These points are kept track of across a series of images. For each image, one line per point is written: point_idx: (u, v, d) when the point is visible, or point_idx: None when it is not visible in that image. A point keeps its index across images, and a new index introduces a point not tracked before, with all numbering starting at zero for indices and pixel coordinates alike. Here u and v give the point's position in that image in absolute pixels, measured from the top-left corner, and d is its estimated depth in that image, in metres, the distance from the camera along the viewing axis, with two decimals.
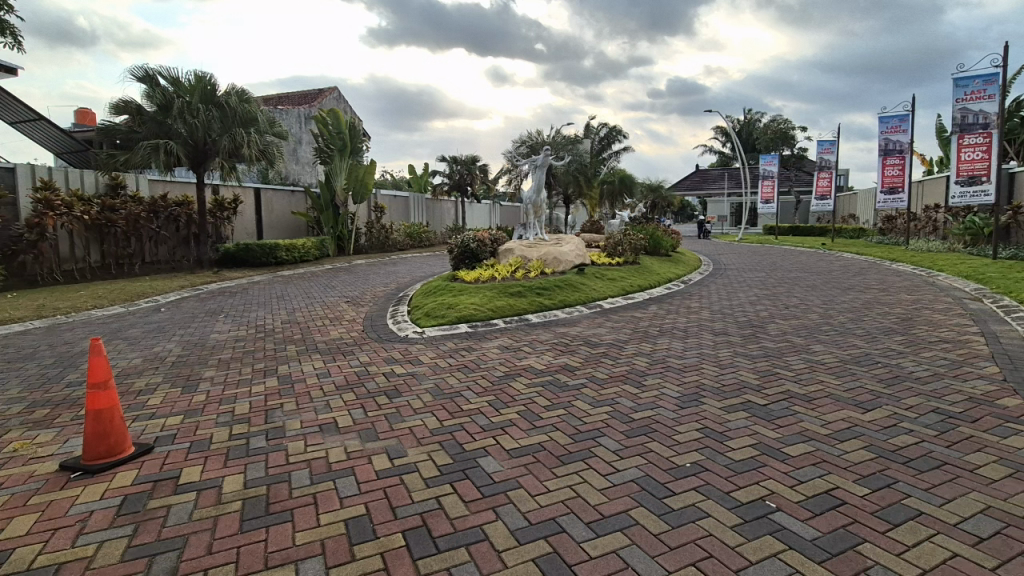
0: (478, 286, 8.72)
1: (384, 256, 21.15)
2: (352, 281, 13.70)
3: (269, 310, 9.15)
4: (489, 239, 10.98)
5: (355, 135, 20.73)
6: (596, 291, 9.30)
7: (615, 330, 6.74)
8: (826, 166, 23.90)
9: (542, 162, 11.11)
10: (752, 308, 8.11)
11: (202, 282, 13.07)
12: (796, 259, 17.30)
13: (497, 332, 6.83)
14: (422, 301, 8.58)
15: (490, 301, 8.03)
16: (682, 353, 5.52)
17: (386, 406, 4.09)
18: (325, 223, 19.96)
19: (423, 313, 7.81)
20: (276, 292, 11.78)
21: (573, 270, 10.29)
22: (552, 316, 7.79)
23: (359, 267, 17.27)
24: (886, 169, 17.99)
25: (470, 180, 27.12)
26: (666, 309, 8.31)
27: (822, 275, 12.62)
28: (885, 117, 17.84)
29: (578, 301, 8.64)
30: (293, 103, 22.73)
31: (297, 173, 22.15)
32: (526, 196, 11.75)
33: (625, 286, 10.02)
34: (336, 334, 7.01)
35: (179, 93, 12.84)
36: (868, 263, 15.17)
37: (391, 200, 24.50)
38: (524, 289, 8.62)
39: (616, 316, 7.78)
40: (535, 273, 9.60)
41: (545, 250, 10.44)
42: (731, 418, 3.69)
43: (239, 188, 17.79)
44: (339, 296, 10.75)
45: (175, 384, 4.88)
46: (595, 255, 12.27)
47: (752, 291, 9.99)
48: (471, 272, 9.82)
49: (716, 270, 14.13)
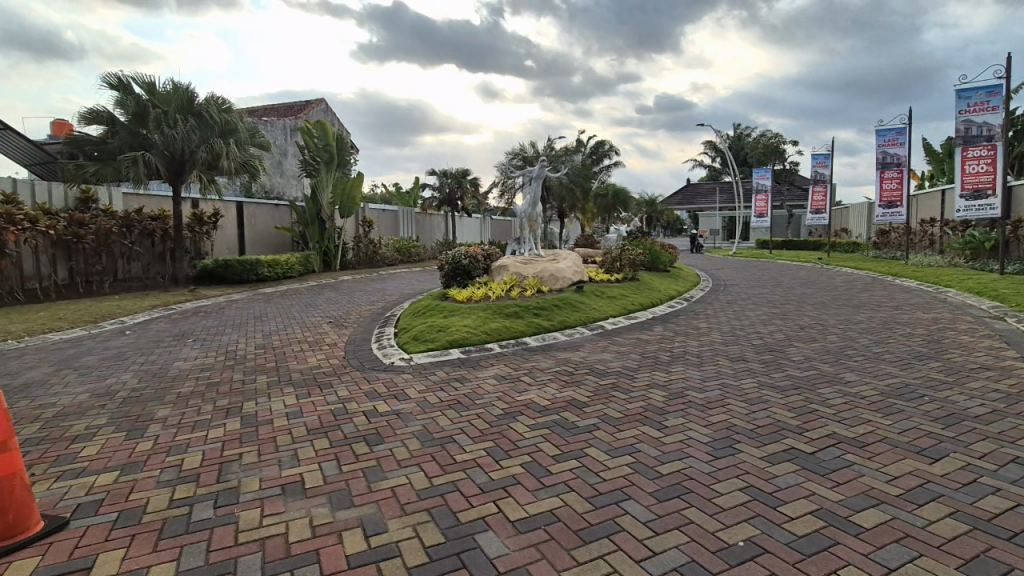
0: (471, 307, 8.11)
1: (372, 271, 20.46)
2: (338, 298, 13.02)
3: (243, 333, 8.44)
4: (481, 255, 10.39)
5: (342, 147, 20.20)
6: (597, 310, 8.74)
7: (622, 357, 6.14)
8: (820, 180, 23.73)
9: (537, 174, 10.58)
10: (765, 330, 7.58)
11: (176, 301, 12.33)
12: (795, 274, 16.91)
13: (493, 358, 6.21)
14: (410, 323, 7.95)
15: (484, 323, 7.42)
16: (702, 385, 4.92)
17: (364, 457, 3.45)
18: (311, 237, 19.31)
19: (412, 336, 7.17)
20: (255, 312, 11.07)
21: (571, 288, 9.73)
22: (552, 339, 7.18)
23: (346, 284, 16.61)
24: (884, 182, 17.76)
25: (460, 194, 26.65)
26: (673, 331, 7.75)
27: (827, 292, 12.18)
28: (883, 130, 17.66)
29: (579, 322, 8.06)
30: (278, 115, 22.14)
31: (283, 187, 21.50)
32: (520, 210, 11.18)
33: (626, 304, 9.48)
34: (314, 361, 6.35)
35: (155, 102, 12.11)
36: (871, 279, 14.78)
37: (379, 214, 23.91)
38: (520, 309, 8.02)
39: (621, 339, 7.18)
40: (531, 292, 9.02)
41: (541, 267, 9.88)
42: (778, 473, 3.10)
43: (220, 202, 17.10)
44: (321, 317, 10.07)
45: (119, 428, 4.20)
46: (593, 271, 11.73)
47: (760, 310, 9.47)
48: (463, 290, 9.23)
49: (716, 286, 13.66)
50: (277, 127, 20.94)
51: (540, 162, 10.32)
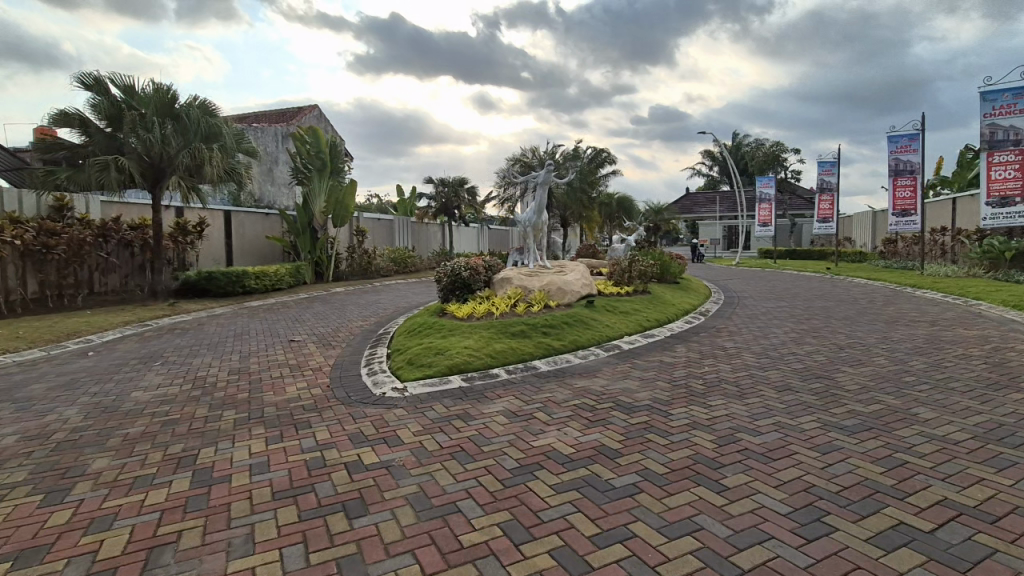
0: (472, 325, 7.30)
1: (366, 283, 19.63)
2: (329, 313, 12.20)
3: (219, 354, 7.58)
4: (482, 266, 9.60)
5: (335, 153, 19.46)
6: (610, 328, 7.95)
7: (648, 386, 5.33)
8: (827, 188, 23.13)
9: (543, 180, 9.75)
10: (801, 350, 6.80)
11: (153, 316, 11.46)
12: (807, 285, 16.21)
13: (500, 388, 5.38)
14: (405, 343, 7.13)
15: (487, 344, 6.61)
16: (753, 423, 4.12)
17: (341, 541, 2.62)
18: (302, 248, 18.51)
19: (406, 360, 6.34)
20: (238, 329, 10.21)
21: (581, 303, 8.95)
22: (566, 364, 6.36)
23: (338, 296, 15.80)
24: (898, 191, 17.17)
25: (457, 203, 25.93)
26: (698, 351, 6.96)
27: (850, 305, 11.47)
28: (895, 135, 16.97)
29: (592, 341, 7.28)
30: (269, 121, 21.38)
31: (274, 196, 20.68)
32: (525, 217, 10.39)
33: (641, 320, 8.72)
34: (293, 392, 5.52)
35: (132, 104, 11.33)
36: (890, 291, 14.10)
37: (374, 223, 23.12)
38: (527, 327, 7.22)
39: (643, 363, 6.37)
40: (538, 307, 8.23)
41: (548, 279, 9.10)
42: (900, 567, 2.30)
43: (205, 210, 16.29)
44: (308, 334, 9.22)
45: (37, 488, 3.36)
46: (601, 284, 10.97)
47: (787, 327, 8.70)
48: (463, 305, 8.44)
49: (730, 299, 12.92)
50: (268, 134, 20.15)
51: (547, 166, 9.49)
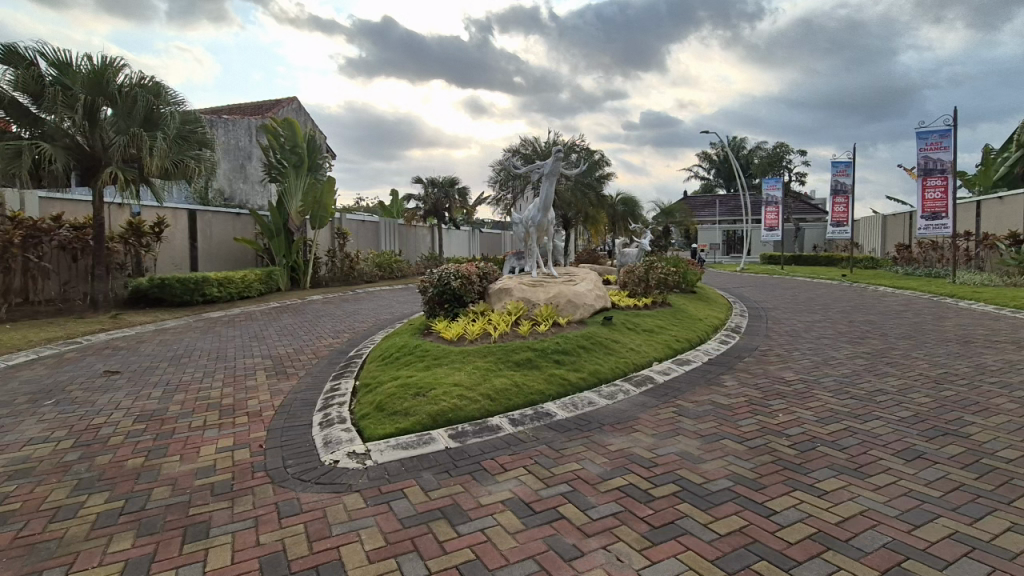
0: (464, 351, 5.69)
1: (347, 290, 17.98)
2: (297, 327, 10.52)
3: (137, 388, 5.87)
4: (476, 274, 8.01)
5: (314, 149, 17.82)
6: (636, 353, 6.39)
7: (715, 450, 3.75)
8: (841, 190, 21.83)
9: (550, 170, 7.93)
10: (888, 387, 5.30)
11: (88, 330, 9.74)
12: (832, 295, 14.80)
13: (505, 453, 3.76)
14: (374, 377, 5.51)
15: (483, 380, 4.99)
16: (917, 536, 2.57)
17: None
18: (276, 251, 16.82)
19: (374, 404, 4.68)
20: (182, 348, 8.49)
21: (595, 319, 7.40)
22: (590, 409, 4.76)
23: (313, 305, 14.14)
24: (927, 191, 15.89)
25: (448, 204, 24.30)
26: (756, 387, 5.41)
27: (896, 320, 10.02)
28: (924, 131, 15.59)
29: (617, 373, 5.71)
30: (244, 113, 19.66)
31: (247, 194, 18.91)
32: (527, 216, 8.73)
33: (669, 341, 7.20)
34: (208, 457, 3.88)
35: (62, 81, 10.16)
36: (928, 302, 12.73)
37: (358, 225, 21.45)
38: (535, 355, 5.62)
39: (692, 406, 4.79)
40: (545, 326, 6.66)
41: (556, 290, 7.53)
42: None
43: (164, 209, 14.56)
44: (263, 358, 7.51)
45: None
46: (615, 294, 9.43)
47: (844, 351, 7.21)
48: (453, 323, 6.85)
49: (755, 311, 11.42)
50: (240, 128, 18.47)
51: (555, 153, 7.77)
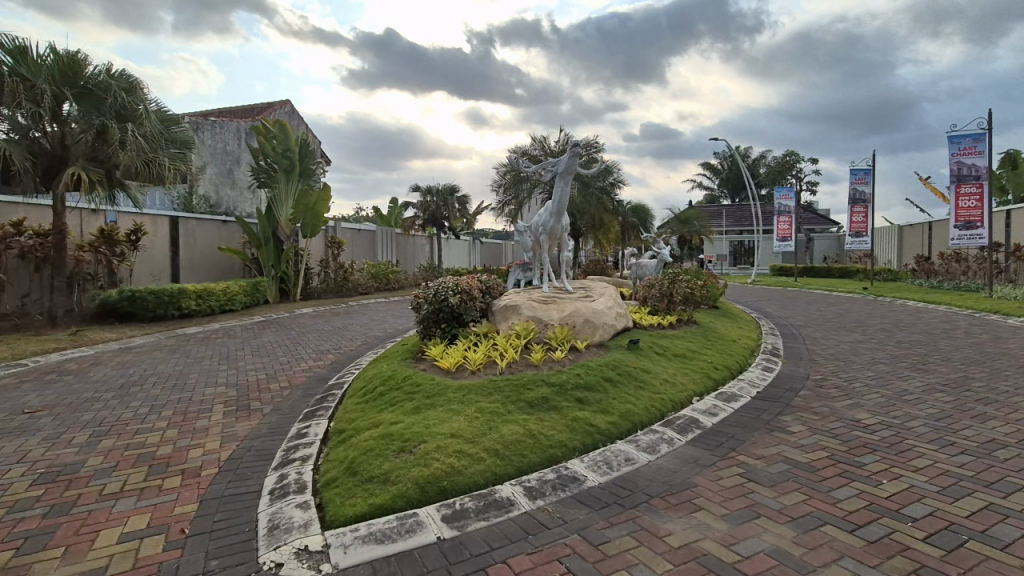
0: (465, 386, 4.56)
1: (340, 302, 16.90)
2: (277, 345, 9.40)
3: (58, 430, 4.75)
4: (478, 289, 6.90)
5: (306, 153, 16.78)
6: (673, 388, 5.27)
7: (821, 548, 2.63)
8: (860, 199, 20.82)
9: (565, 168, 6.83)
10: (1000, 435, 4.18)
11: (39, 349, 8.62)
12: (861, 311, 13.70)
13: (522, 550, 2.64)
14: (351, 421, 4.38)
15: (487, 429, 3.87)
16: None
17: None
18: (265, 261, 15.75)
19: (344, 464, 3.55)
20: (137, 372, 7.35)
21: (619, 343, 6.29)
22: (629, 469, 3.64)
23: (301, 320, 13.03)
24: (960, 200, 14.85)
25: (447, 213, 23.33)
26: (832, 435, 4.31)
27: (950, 341, 8.90)
28: (956, 135, 14.59)
29: (652, 417, 4.60)
30: (234, 116, 18.71)
31: (234, 201, 17.81)
32: (538, 220, 7.58)
33: (705, 370, 6.11)
34: (102, 552, 2.76)
35: (20, 71, 9.06)
36: (972, 319, 11.61)
37: (353, 233, 20.40)
38: (553, 393, 4.49)
39: (762, 467, 3.66)
40: (561, 353, 5.55)
41: (571, 308, 6.45)
42: None
43: (142, 215, 13.50)
44: (227, 387, 6.39)
45: None
46: (635, 312, 8.32)
47: (914, 382, 6.09)
48: (450, 349, 5.74)
49: (786, 330, 10.32)
50: (228, 130, 17.47)
51: (571, 146, 6.62)
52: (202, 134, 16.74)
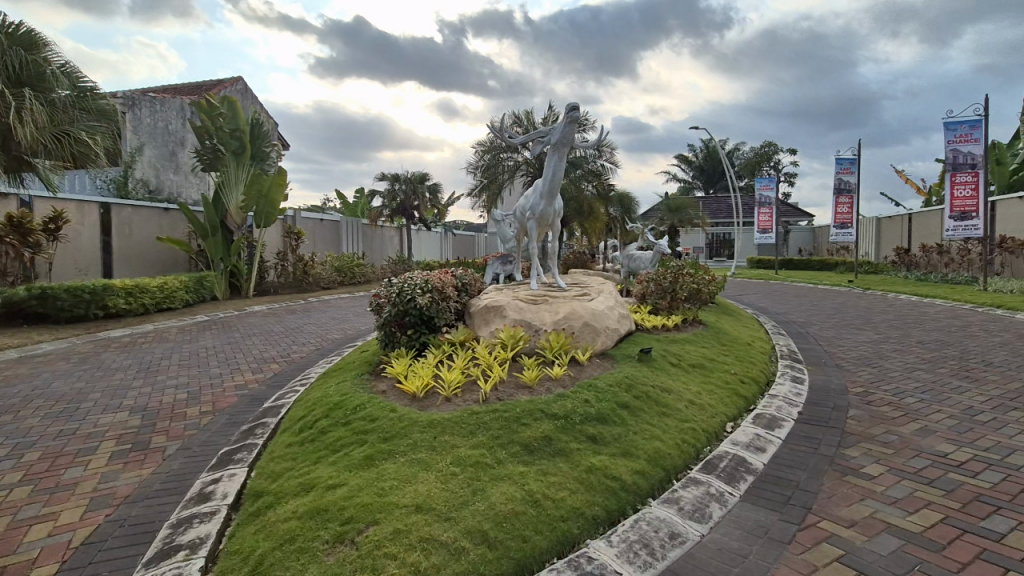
0: (438, 421, 3.32)
1: (300, 298, 15.37)
2: (212, 352, 7.92)
3: None
4: (452, 286, 5.66)
5: (257, 134, 15.13)
6: (702, 415, 4.15)
7: None
8: (845, 189, 20.26)
9: (561, 139, 5.63)
10: None
11: None
12: (859, 306, 12.98)
13: None
14: (275, 479, 3.10)
15: (469, 494, 2.66)
16: None
17: None
18: (213, 253, 14.07)
19: (249, 566, 2.30)
20: (22, 391, 5.82)
21: (626, 352, 5.14)
22: (680, 555, 2.49)
23: (252, 319, 11.53)
24: (955, 189, 14.25)
25: (416, 202, 22.14)
26: (928, 483, 3.26)
27: (973, 341, 8.06)
28: (952, 122, 13.92)
29: (686, 458, 3.47)
30: (178, 92, 16.86)
31: (178, 186, 15.97)
32: (524, 203, 6.37)
33: (730, 385, 5.03)
34: None
35: None
36: (979, 314, 10.95)
37: (315, 223, 18.79)
38: (556, 430, 3.29)
39: (866, 546, 2.57)
40: (561, 369, 4.37)
41: (568, 309, 5.28)
42: None
43: (63, 200, 11.71)
44: (130, 413, 4.97)
45: None
46: (636, 311, 7.21)
47: (974, 396, 5.13)
48: (419, 364, 4.51)
49: (792, 329, 9.40)
50: (170, 108, 15.65)
51: (565, 111, 5.39)
52: (139, 111, 14.89)
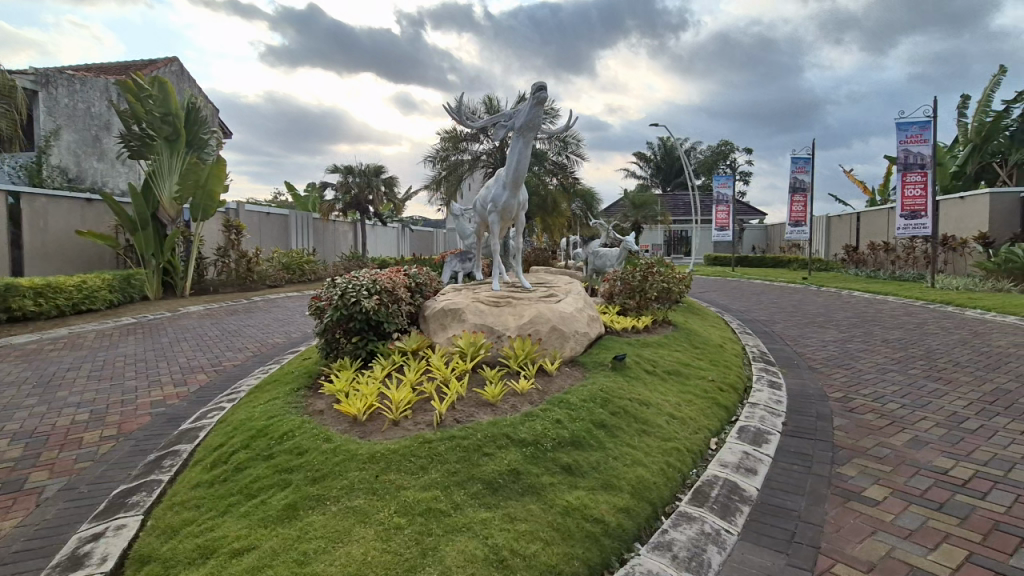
0: (382, 455, 2.74)
1: (243, 297, 14.30)
2: (130, 361, 6.98)
3: None
4: (405, 286, 5.05)
5: (194, 120, 13.88)
6: (686, 432, 3.72)
7: None
8: (799, 188, 20.65)
9: (526, 125, 5.11)
10: None
11: None
12: (817, 303, 13.10)
13: None
14: (172, 538, 2.45)
15: (417, 556, 2.11)
16: None
17: None
18: (142, 248, 12.83)
19: None
20: None
21: (598, 360, 4.66)
22: None
23: (185, 321, 10.52)
24: (905, 189, 14.61)
25: (371, 196, 21.09)
26: (938, 509, 2.92)
27: (934, 339, 8.04)
28: (903, 122, 14.25)
29: (672, 487, 3.02)
30: (103, 71, 15.36)
31: (103, 174, 14.51)
32: (485, 194, 5.81)
33: (709, 393, 4.63)
34: None
35: None
36: (931, 311, 11.18)
37: (262, 217, 17.62)
38: (524, 461, 2.77)
39: None
40: (528, 381, 3.84)
41: (535, 312, 4.76)
42: None
43: None
44: (10, 442, 4.13)
45: None
46: (605, 313, 6.78)
47: (953, 400, 4.94)
48: (364, 379, 3.89)
49: (758, 328, 9.24)
50: (93, 88, 14.21)
51: (532, 90, 4.86)
52: (55, 90, 13.41)
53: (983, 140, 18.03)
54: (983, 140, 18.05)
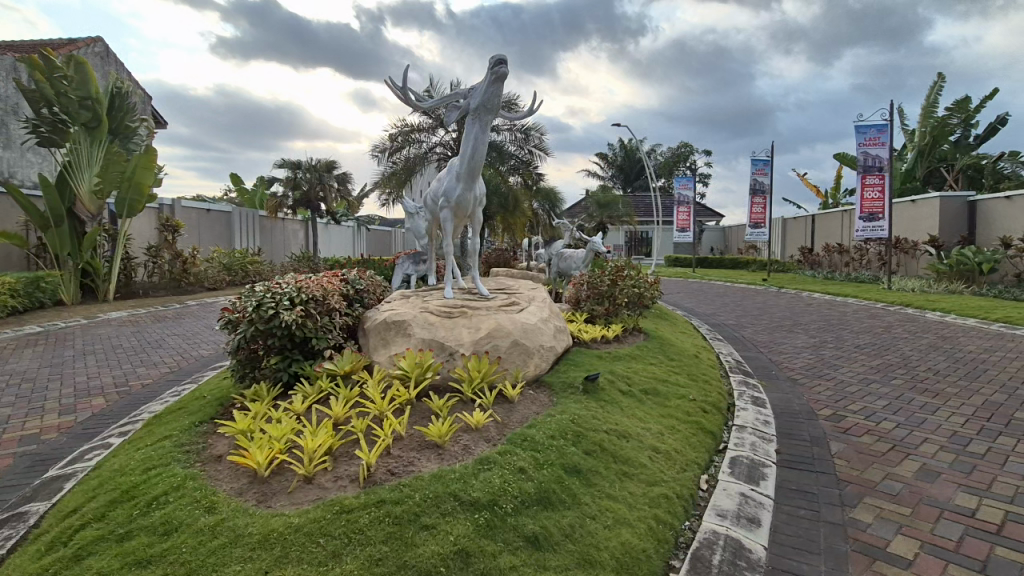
0: (279, 536, 1.99)
1: (175, 300, 13.04)
2: (15, 381, 5.89)
3: None
4: (339, 295, 4.27)
5: (119, 105, 12.48)
6: (673, 470, 3.11)
7: None
8: (760, 189, 20.74)
9: (482, 108, 4.44)
10: None
11: None
12: (781, 306, 12.95)
13: None
14: None
15: None
16: None
17: None
18: (56, 247, 11.44)
19: None
20: None
21: (567, 381, 4.00)
22: None
23: (101, 329, 9.33)
24: (865, 190, 14.68)
25: (322, 193, 19.93)
26: (982, 571, 2.39)
27: (906, 344, 7.82)
28: (862, 126, 14.34)
29: (665, 555, 2.39)
30: (12, 49, 13.78)
31: (10, 164, 12.96)
32: (436, 188, 5.09)
33: (692, 417, 4.05)
34: None
35: None
36: (894, 313, 11.15)
37: (201, 213, 16.24)
38: (475, 537, 2.06)
39: None
40: (486, 413, 3.13)
41: (493, 324, 4.05)
42: None
43: None
44: None
45: None
46: (573, 322, 6.13)
47: (947, 416, 4.55)
48: (277, 413, 3.11)
49: (727, 333, 8.84)
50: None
51: (489, 65, 4.18)
52: None
53: (931, 144, 18.55)
54: (930, 145, 18.58)
